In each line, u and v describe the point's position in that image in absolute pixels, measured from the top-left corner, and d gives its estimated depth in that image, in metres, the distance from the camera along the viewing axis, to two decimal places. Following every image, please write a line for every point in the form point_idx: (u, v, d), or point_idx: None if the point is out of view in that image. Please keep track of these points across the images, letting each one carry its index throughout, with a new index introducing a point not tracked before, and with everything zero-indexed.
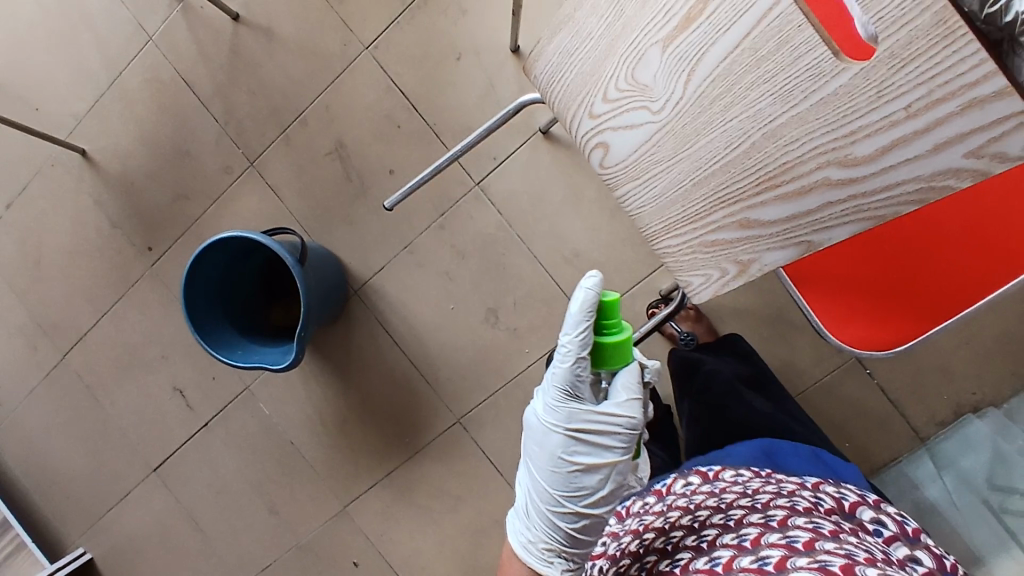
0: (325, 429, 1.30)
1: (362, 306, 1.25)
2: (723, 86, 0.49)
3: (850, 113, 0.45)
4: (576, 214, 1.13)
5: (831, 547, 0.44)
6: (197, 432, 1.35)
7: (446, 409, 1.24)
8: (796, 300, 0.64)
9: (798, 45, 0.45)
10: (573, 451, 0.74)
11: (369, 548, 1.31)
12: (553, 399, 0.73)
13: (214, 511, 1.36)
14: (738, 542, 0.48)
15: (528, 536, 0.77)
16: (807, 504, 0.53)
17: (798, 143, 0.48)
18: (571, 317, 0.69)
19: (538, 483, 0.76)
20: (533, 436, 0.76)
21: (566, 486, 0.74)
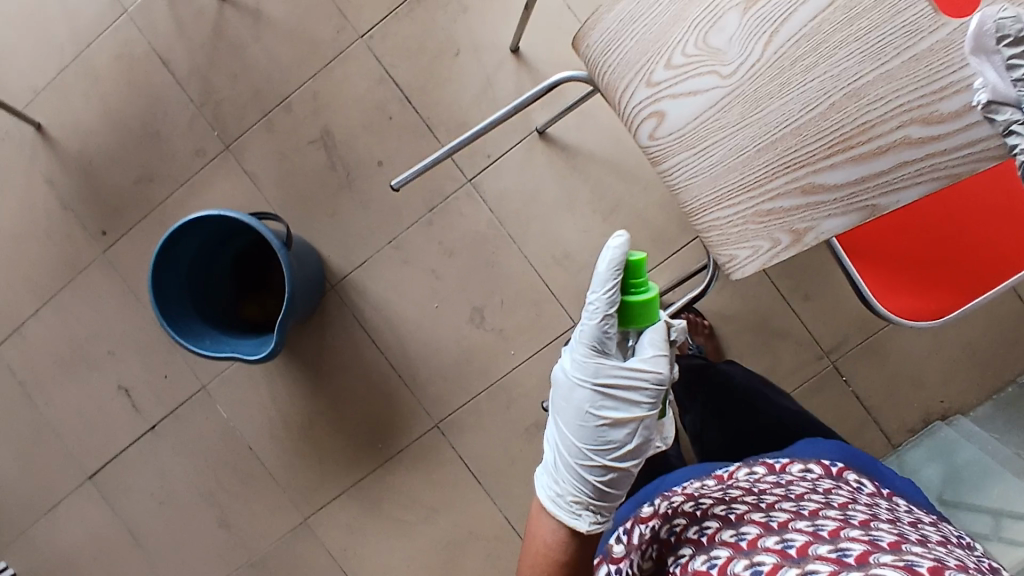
0: (290, 435, 1.22)
1: (340, 302, 1.19)
2: (807, 46, 0.53)
3: (942, 68, 0.50)
4: (570, 216, 1.14)
5: (916, 549, 0.49)
6: (143, 437, 1.23)
7: (424, 413, 1.19)
8: (846, 266, 0.64)
9: (899, 5, 0.51)
10: (602, 405, 0.73)
11: (332, 565, 1.22)
12: (580, 354, 0.73)
13: (157, 525, 1.24)
14: (815, 530, 0.52)
15: (555, 491, 0.74)
16: (885, 514, 0.58)
17: (881, 102, 0.52)
18: (597, 276, 0.68)
19: (565, 437, 0.76)
20: (561, 393, 0.76)
21: (595, 439, 0.74)
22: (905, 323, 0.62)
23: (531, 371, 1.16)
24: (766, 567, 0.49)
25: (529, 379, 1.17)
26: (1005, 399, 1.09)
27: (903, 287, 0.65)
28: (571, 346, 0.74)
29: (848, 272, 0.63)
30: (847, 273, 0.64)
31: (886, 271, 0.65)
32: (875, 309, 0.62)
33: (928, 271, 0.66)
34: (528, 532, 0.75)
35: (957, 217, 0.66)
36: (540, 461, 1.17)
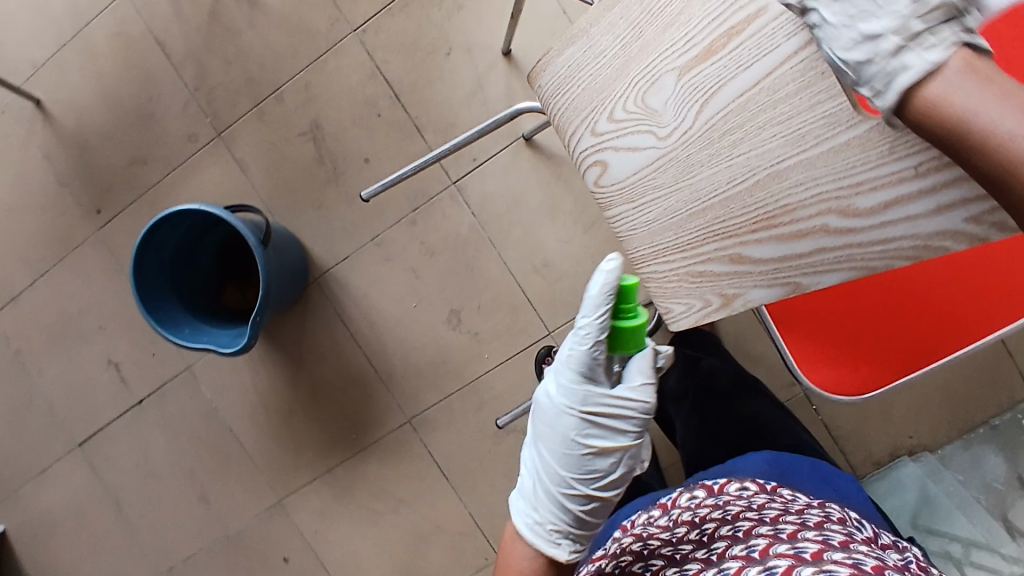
0: (268, 418, 1.26)
1: (321, 294, 1.21)
2: (735, 122, 0.52)
3: (859, 165, 0.48)
4: (551, 225, 1.13)
5: (838, 557, 0.48)
6: (130, 409, 1.28)
7: (397, 407, 1.21)
8: (774, 338, 0.65)
9: (820, 91, 0.48)
10: (590, 432, 0.69)
11: (302, 545, 1.27)
12: (567, 379, 0.69)
13: (142, 493, 1.30)
14: (748, 553, 0.52)
15: (534, 516, 0.70)
16: (815, 519, 0.56)
17: (803, 187, 0.50)
18: (587, 300, 0.62)
19: (548, 462, 0.71)
20: (546, 418, 0.71)
21: (579, 467, 0.70)
22: (824, 396, 0.64)
23: (503, 375, 1.17)
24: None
25: (499, 383, 1.18)
26: (978, 439, 1.07)
27: (837, 358, 0.65)
28: (557, 367, 0.70)
29: (777, 346, 0.66)
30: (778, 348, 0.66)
31: (820, 339, 0.66)
32: (793, 380, 0.65)
33: (870, 342, 0.65)
34: (501, 555, 0.72)
35: (918, 294, 0.65)
36: (506, 464, 1.19)
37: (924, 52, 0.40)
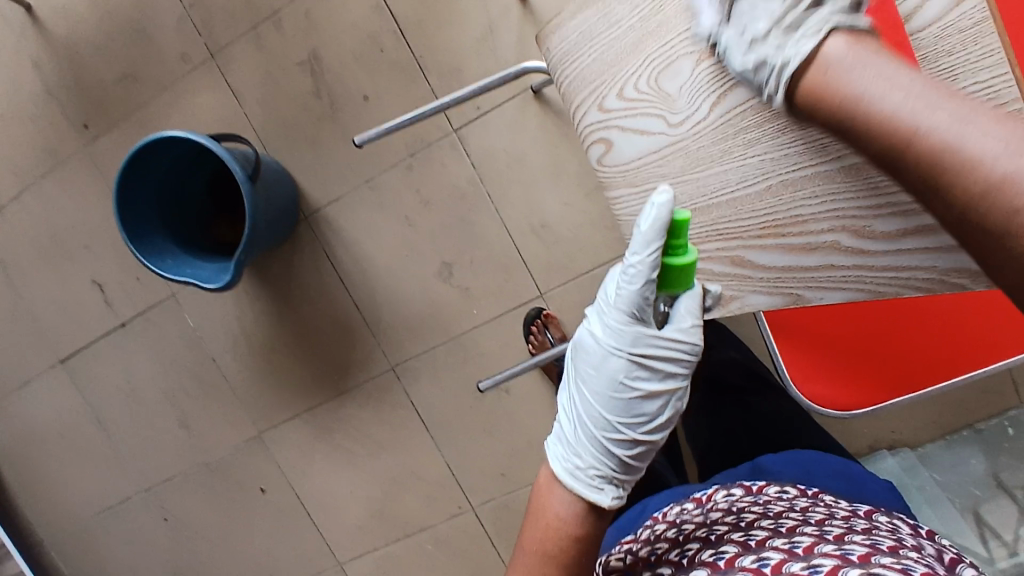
0: (252, 352, 1.25)
1: (311, 234, 1.18)
2: (753, 120, 0.51)
3: (879, 188, 0.49)
4: (552, 185, 1.09)
5: (886, 562, 0.43)
6: (114, 331, 1.27)
7: (382, 354, 1.20)
8: (769, 346, 0.66)
9: None
10: (641, 375, 0.55)
11: (280, 478, 1.28)
12: (615, 318, 0.55)
13: (124, 413, 1.31)
14: (790, 548, 0.46)
15: (575, 461, 0.54)
16: (861, 525, 0.51)
17: (815, 200, 0.51)
18: (638, 235, 0.50)
19: (589, 405, 0.58)
20: (587, 360, 0.57)
21: (627, 412, 0.56)
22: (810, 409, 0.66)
23: (490, 333, 1.15)
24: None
25: (486, 340, 1.16)
26: (961, 441, 1.07)
27: (825, 372, 0.66)
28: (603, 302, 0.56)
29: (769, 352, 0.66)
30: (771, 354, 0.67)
31: (811, 350, 0.66)
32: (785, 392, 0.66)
33: (861, 359, 0.65)
34: (529, 523, 0.52)
35: (900, 327, 0.64)
36: (486, 420, 1.19)
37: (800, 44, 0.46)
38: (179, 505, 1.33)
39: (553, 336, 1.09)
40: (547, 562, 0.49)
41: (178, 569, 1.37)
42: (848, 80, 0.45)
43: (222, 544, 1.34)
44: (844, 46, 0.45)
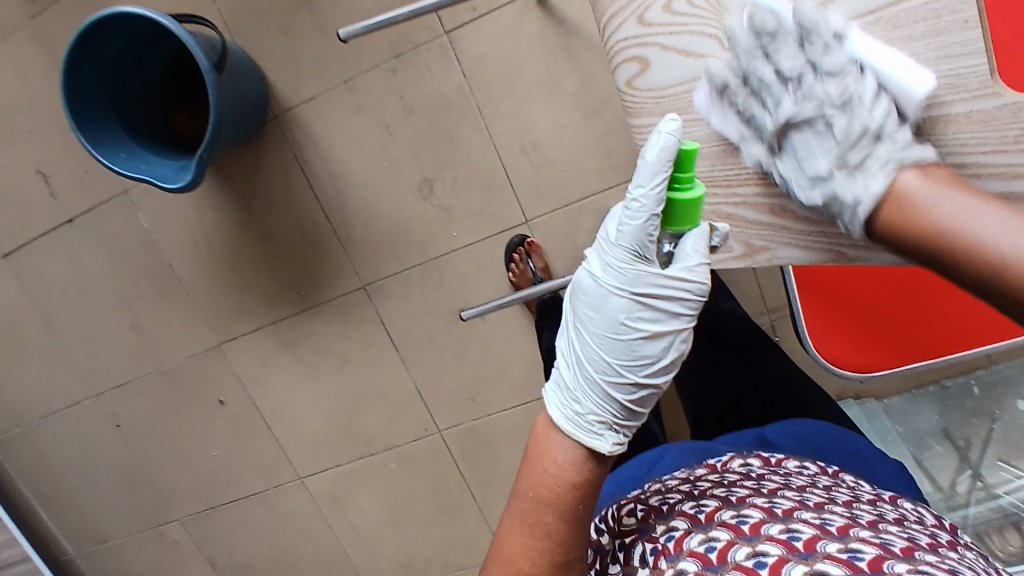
0: (212, 260, 1.17)
1: (280, 136, 1.09)
2: None
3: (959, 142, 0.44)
4: (546, 102, 1.01)
5: (931, 559, 0.42)
6: (60, 227, 1.17)
7: (352, 271, 1.14)
8: (790, 300, 0.67)
9: (952, 45, 0.43)
10: (647, 316, 0.51)
11: (239, 391, 1.24)
12: (617, 257, 0.51)
13: (72, 315, 1.22)
14: (822, 524, 0.44)
15: (573, 406, 0.51)
16: (892, 514, 0.48)
17: None
18: (643, 166, 0.47)
19: (588, 346, 0.53)
20: (588, 302, 0.53)
21: (630, 354, 0.52)
22: (821, 364, 0.69)
23: (470, 257, 1.10)
24: (771, 560, 0.41)
25: (464, 264, 1.11)
26: (926, 395, 1.09)
27: (843, 331, 0.68)
28: (607, 245, 0.51)
29: (791, 309, 0.68)
30: (791, 310, 0.68)
31: (833, 308, 0.68)
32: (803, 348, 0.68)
33: (886, 325, 0.67)
34: (523, 468, 0.50)
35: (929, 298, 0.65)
36: (459, 347, 1.15)
37: (873, 181, 0.43)
38: (131, 411, 1.28)
39: (535, 266, 1.06)
40: (542, 504, 0.47)
41: (131, 474, 1.33)
42: (939, 212, 0.41)
43: (177, 452, 1.30)
44: (919, 181, 0.43)
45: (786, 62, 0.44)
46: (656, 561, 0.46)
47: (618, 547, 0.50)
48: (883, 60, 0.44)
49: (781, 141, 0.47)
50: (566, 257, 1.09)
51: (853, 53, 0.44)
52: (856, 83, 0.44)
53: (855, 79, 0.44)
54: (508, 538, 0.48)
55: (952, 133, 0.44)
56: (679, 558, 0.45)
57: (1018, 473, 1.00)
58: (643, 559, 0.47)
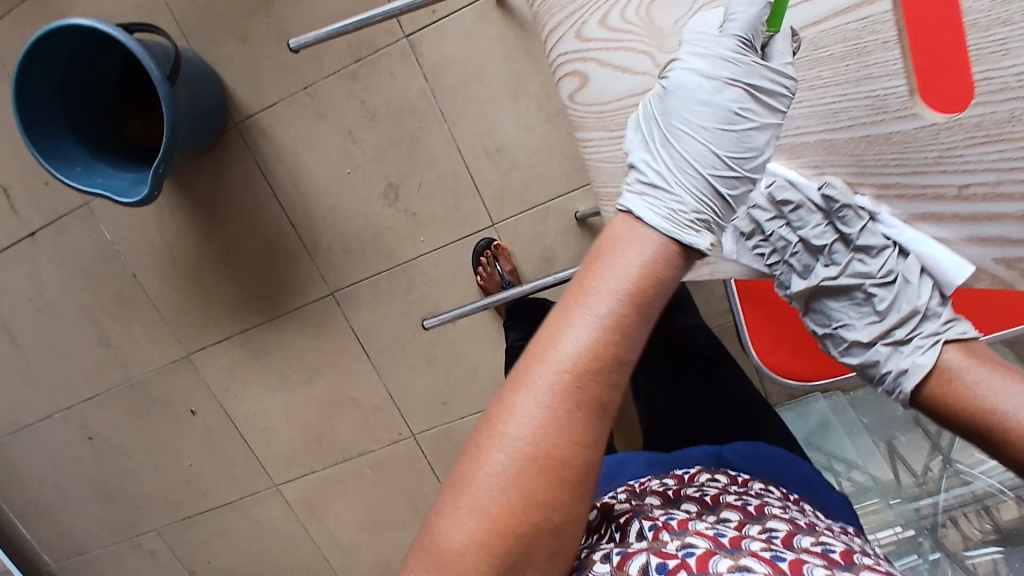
0: (177, 270, 1.15)
1: (242, 144, 1.07)
2: None
3: (879, 166, 0.43)
4: (508, 105, 1.00)
5: None
6: (21, 240, 1.15)
7: (321, 279, 1.13)
8: (734, 310, 0.70)
9: (872, 65, 0.41)
10: (758, 108, 0.44)
11: (211, 400, 1.22)
12: (728, 47, 0.43)
13: (35, 329, 1.21)
14: (826, 551, 0.43)
15: (674, 205, 0.43)
16: (878, 553, 0.48)
17: (819, 169, 0.46)
18: None
19: (686, 142, 0.45)
20: (688, 97, 0.45)
21: (737, 148, 0.45)
22: (763, 375, 0.71)
23: (437, 262, 1.09)
24: (789, 557, 0.41)
25: (431, 269, 1.10)
26: None
27: (785, 343, 0.70)
28: (708, 34, 0.44)
29: (735, 318, 0.70)
30: (734, 319, 0.70)
31: (771, 320, 0.70)
32: (746, 357, 0.70)
33: None
34: (591, 266, 0.42)
35: None
36: (429, 351, 1.14)
37: (914, 358, 0.46)
38: (101, 424, 1.27)
39: (503, 269, 1.06)
40: (624, 296, 0.40)
41: (104, 487, 1.32)
42: (977, 391, 0.43)
43: (150, 462, 1.29)
44: (961, 358, 0.45)
45: (813, 233, 0.48)
46: (658, 534, 0.45)
47: (615, 528, 0.49)
48: (925, 243, 0.44)
49: (817, 295, 0.51)
50: (533, 260, 1.09)
51: (889, 232, 0.45)
52: (891, 263, 0.46)
53: (891, 259, 0.46)
54: (563, 337, 0.40)
55: (872, 155, 0.43)
56: (684, 534, 0.45)
57: None
58: (642, 535, 0.46)
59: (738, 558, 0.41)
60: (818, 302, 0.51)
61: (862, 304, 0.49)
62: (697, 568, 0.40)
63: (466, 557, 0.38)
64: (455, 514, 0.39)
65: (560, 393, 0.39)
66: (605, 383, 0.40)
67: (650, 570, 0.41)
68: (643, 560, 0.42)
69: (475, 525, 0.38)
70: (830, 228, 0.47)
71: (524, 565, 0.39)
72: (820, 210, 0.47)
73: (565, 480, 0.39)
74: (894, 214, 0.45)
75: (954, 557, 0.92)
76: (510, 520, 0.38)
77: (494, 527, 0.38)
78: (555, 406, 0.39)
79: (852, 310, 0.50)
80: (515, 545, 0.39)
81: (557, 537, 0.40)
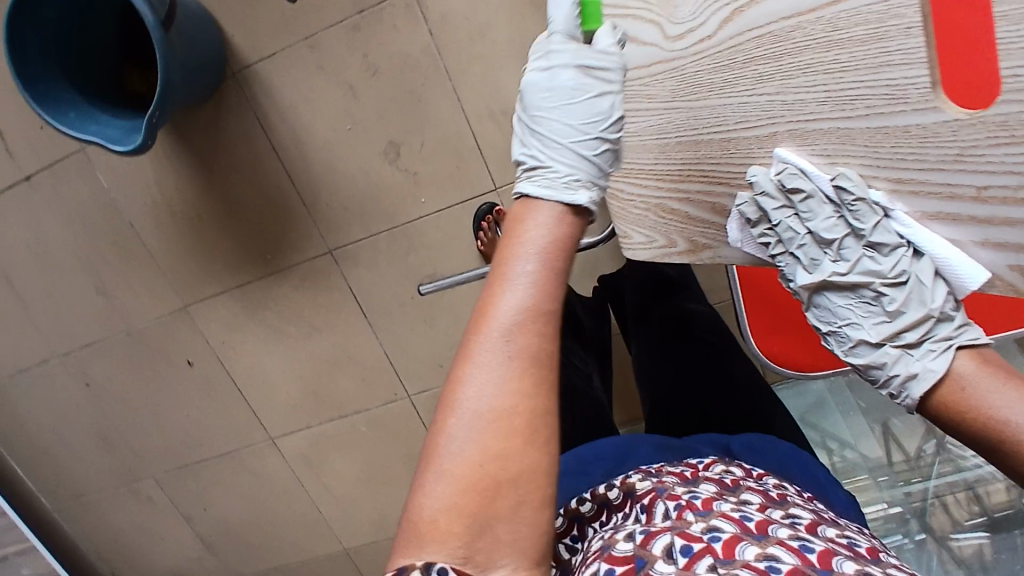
0: (174, 221, 1.14)
1: (240, 94, 1.04)
2: (773, 47, 0.42)
3: (893, 159, 0.41)
4: (515, 66, 0.97)
5: None
6: (18, 184, 1.13)
7: (319, 236, 1.11)
8: (734, 298, 0.69)
9: (892, 52, 0.38)
10: (601, 80, 0.47)
11: (207, 353, 1.23)
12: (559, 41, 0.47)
13: (34, 275, 1.21)
14: (852, 546, 0.41)
15: (547, 174, 0.45)
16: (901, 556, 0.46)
17: (829, 157, 0.44)
18: None
19: (552, 128, 0.47)
20: (543, 90, 0.47)
21: (597, 118, 0.47)
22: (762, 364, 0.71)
23: (437, 224, 1.07)
24: (818, 548, 0.38)
25: (431, 231, 1.08)
26: None
27: (790, 333, 0.69)
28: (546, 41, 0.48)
29: (735, 306, 0.70)
30: (735, 306, 0.70)
31: (774, 311, 0.69)
32: (744, 345, 0.71)
33: None
34: (506, 242, 0.43)
35: None
36: (427, 314, 1.13)
37: (926, 363, 0.44)
38: (100, 370, 1.27)
39: None
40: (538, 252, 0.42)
41: (103, 432, 1.34)
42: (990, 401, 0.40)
43: (148, 410, 1.30)
44: (972, 366, 0.43)
45: (822, 226, 0.45)
46: (682, 514, 0.43)
47: (640, 509, 0.47)
48: (940, 246, 0.42)
49: (821, 291, 0.48)
50: None
51: (903, 231, 0.43)
52: (904, 264, 0.44)
53: (904, 259, 0.44)
54: (495, 304, 0.41)
55: (887, 148, 0.41)
56: (709, 516, 0.42)
57: None
58: (667, 516, 0.44)
59: (765, 546, 0.38)
60: (822, 298, 0.48)
61: (871, 303, 0.46)
62: (724, 554, 0.38)
63: (440, 525, 0.37)
64: (426, 487, 0.39)
65: (502, 354, 0.40)
66: (539, 333, 0.41)
67: (674, 553, 0.39)
68: (667, 542, 0.40)
69: (445, 490, 0.38)
70: (843, 222, 0.45)
71: (496, 522, 0.38)
72: (831, 201, 0.45)
73: (521, 432, 0.39)
74: (908, 212, 0.43)
75: (939, 540, 0.93)
76: (475, 480, 0.38)
77: (462, 490, 0.38)
78: (499, 366, 0.40)
79: (858, 308, 0.47)
80: (484, 502, 0.38)
81: (524, 489, 0.39)
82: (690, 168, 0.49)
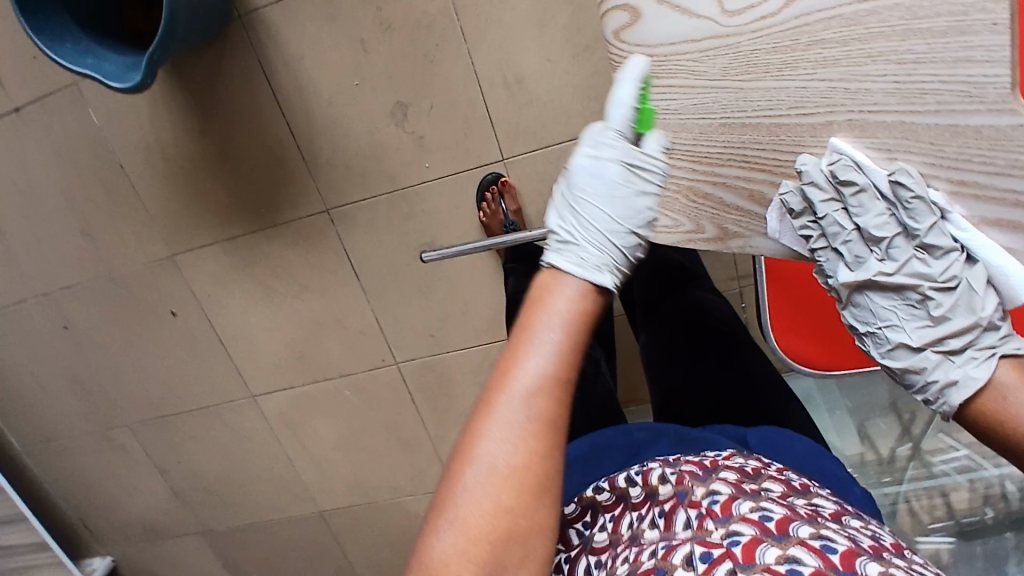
0: (167, 167, 1.10)
1: (245, 40, 1.00)
2: (844, 33, 0.41)
3: (958, 158, 0.40)
4: (534, 34, 0.93)
5: None
6: (4, 115, 1.08)
7: (316, 194, 1.08)
8: (757, 292, 0.69)
9: (973, 46, 0.37)
10: (642, 180, 0.51)
11: (193, 305, 1.19)
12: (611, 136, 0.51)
13: (16, 211, 1.16)
14: (872, 545, 0.41)
15: (577, 253, 0.49)
16: None
17: (888, 152, 0.42)
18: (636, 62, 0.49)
19: (588, 211, 0.51)
20: (587, 174, 0.51)
21: (632, 212, 0.51)
22: (778, 357, 0.72)
23: (440, 191, 1.05)
24: (841, 548, 0.39)
25: (433, 197, 1.05)
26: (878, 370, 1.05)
27: (809, 330, 0.69)
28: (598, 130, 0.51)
29: (758, 300, 0.69)
30: (758, 300, 0.69)
31: (797, 307, 0.69)
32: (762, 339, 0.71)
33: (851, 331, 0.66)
34: (528, 311, 0.46)
35: None
36: (422, 282, 1.11)
37: (968, 371, 0.43)
38: (79, 315, 1.24)
39: (507, 208, 1.03)
40: (561, 327, 0.45)
41: (79, 377, 1.31)
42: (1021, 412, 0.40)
43: (127, 358, 1.27)
44: (1015, 377, 0.42)
45: (873, 222, 0.45)
46: (702, 522, 0.43)
47: (659, 513, 0.47)
48: (996, 253, 0.41)
49: (863, 290, 0.48)
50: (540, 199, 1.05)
51: (959, 234, 0.43)
52: (957, 269, 0.44)
53: (956, 264, 0.44)
54: (518, 368, 0.43)
55: (953, 147, 0.40)
56: (730, 521, 0.42)
57: (956, 444, 0.95)
58: (688, 525, 0.44)
59: (787, 548, 0.39)
60: (863, 297, 0.48)
61: (914, 306, 0.47)
62: (743, 558, 0.39)
63: (450, 567, 0.39)
64: (440, 528, 0.41)
65: (520, 411, 0.42)
66: (562, 403, 0.43)
67: (694, 560, 0.40)
68: (688, 550, 0.41)
69: (456, 537, 0.40)
70: (894, 220, 0.45)
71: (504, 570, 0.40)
72: (886, 198, 0.44)
73: (534, 490, 0.41)
74: (966, 216, 0.42)
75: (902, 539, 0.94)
76: (488, 532, 0.40)
77: (474, 537, 0.40)
78: (519, 429, 0.42)
79: (902, 310, 0.47)
80: (496, 553, 0.40)
81: (532, 543, 0.41)
82: (733, 151, 0.48)
